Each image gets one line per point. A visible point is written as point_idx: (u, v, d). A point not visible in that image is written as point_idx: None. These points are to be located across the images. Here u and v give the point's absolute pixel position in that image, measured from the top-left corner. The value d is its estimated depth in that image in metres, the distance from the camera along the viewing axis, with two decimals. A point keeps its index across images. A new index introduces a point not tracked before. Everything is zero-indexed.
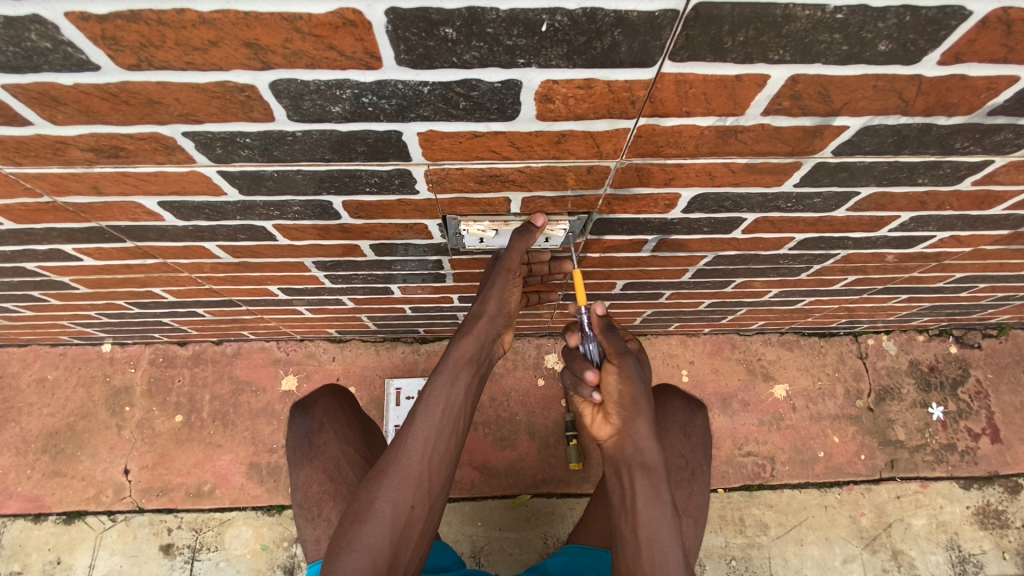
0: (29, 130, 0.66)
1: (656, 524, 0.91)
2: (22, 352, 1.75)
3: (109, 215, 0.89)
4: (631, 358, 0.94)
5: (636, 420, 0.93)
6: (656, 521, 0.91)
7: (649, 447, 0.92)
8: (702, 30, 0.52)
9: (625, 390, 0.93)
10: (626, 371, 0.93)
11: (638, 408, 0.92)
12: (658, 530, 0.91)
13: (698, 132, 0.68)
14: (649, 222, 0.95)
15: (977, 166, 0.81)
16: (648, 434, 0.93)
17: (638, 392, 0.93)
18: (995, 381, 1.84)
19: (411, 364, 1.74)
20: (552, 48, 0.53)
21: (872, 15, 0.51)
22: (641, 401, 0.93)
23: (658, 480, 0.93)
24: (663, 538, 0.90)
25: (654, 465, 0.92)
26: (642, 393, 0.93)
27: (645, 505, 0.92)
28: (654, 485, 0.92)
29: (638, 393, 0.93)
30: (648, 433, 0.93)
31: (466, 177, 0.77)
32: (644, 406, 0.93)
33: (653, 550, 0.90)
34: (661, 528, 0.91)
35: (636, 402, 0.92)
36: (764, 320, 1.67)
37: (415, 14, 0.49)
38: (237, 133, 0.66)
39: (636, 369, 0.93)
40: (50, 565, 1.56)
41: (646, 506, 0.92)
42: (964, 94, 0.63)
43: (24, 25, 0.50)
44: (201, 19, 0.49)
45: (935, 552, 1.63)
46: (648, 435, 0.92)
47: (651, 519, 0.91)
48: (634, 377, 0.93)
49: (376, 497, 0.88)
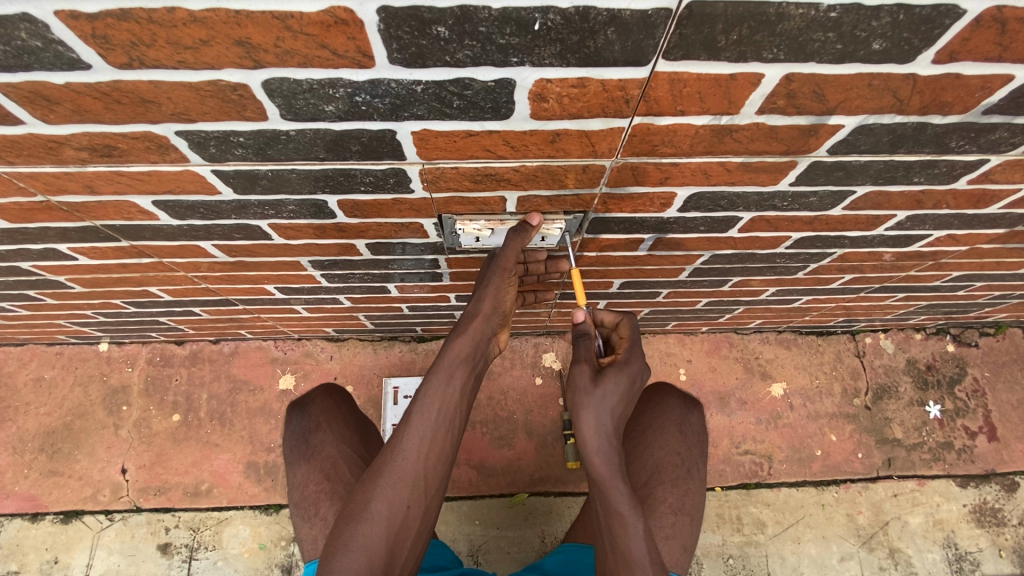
0: (21, 129, 0.65)
1: (614, 527, 0.94)
2: (18, 352, 1.74)
3: (103, 215, 0.89)
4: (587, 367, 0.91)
5: (578, 431, 0.91)
6: (614, 524, 0.94)
7: (596, 462, 0.90)
8: (695, 29, 0.52)
9: (569, 400, 0.92)
10: (577, 382, 0.91)
11: (579, 420, 0.90)
12: (618, 533, 0.93)
13: (693, 130, 0.68)
14: (645, 221, 0.95)
15: (974, 164, 0.80)
16: (591, 448, 0.90)
17: (582, 404, 0.89)
18: (992, 379, 1.84)
19: (408, 363, 1.74)
20: (545, 46, 0.53)
21: (865, 14, 0.51)
22: (582, 413, 0.89)
23: (610, 490, 0.91)
24: (625, 541, 0.93)
25: (601, 478, 0.91)
26: (584, 406, 0.89)
27: (603, 510, 0.94)
28: (607, 497, 0.92)
29: (582, 404, 0.89)
30: (595, 450, 0.90)
31: (461, 176, 0.77)
32: (587, 419, 0.89)
33: (616, 549, 0.94)
34: (620, 532, 0.93)
35: (576, 413, 0.90)
36: (762, 318, 1.67)
37: (407, 13, 0.49)
38: (230, 132, 0.66)
39: (586, 380, 0.90)
40: (47, 565, 1.55)
41: (604, 510, 0.95)
42: (959, 93, 0.63)
43: (14, 24, 0.49)
44: (192, 18, 0.49)
45: (931, 550, 1.64)
46: (592, 450, 0.90)
47: (611, 524, 0.94)
48: (580, 387, 0.90)
49: (372, 497, 0.88)
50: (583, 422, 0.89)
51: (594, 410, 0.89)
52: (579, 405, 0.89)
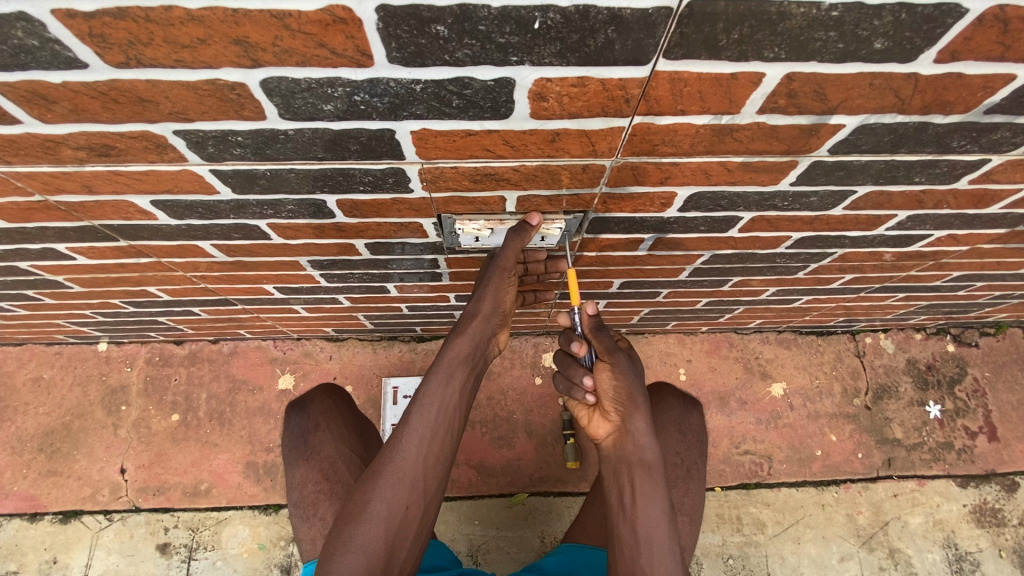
0: (18, 128, 0.65)
1: (654, 523, 0.91)
2: (17, 352, 1.74)
3: (101, 214, 0.89)
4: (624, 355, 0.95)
5: (631, 416, 0.93)
6: (652, 520, 0.91)
7: (648, 446, 0.93)
8: (696, 28, 0.51)
9: (620, 386, 0.93)
10: (621, 367, 0.94)
11: (634, 404, 0.93)
12: (655, 529, 0.90)
13: (694, 130, 0.68)
14: (646, 220, 0.95)
15: (975, 165, 0.80)
16: (645, 431, 0.93)
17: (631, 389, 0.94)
18: (992, 379, 1.84)
19: (408, 363, 1.73)
20: (545, 45, 0.53)
21: (868, 13, 0.51)
22: (637, 396, 0.93)
23: (655, 478, 0.93)
24: (662, 538, 0.90)
25: (651, 464, 0.92)
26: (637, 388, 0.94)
27: (644, 505, 0.91)
28: (652, 486, 0.92)
29: (635, 387, 0.94)
30: (644, 432, 0.93)
31: (460, 176, 0.77)
32: (640, 401, 0.94)
33: (652, 549, 0.90)
34: (661, 526, 0.91)
35: (630, 398, 0.93)
36: (762, 318, 1.67)
37: (406, 12, 0.49)
38: (227, 131, 0.66)
39: (630, 365, 0.95)
40: (46, 565, 1.55)
41: (643, 505, 0.92)
42: (960, 92, 0.63)
43: (11, 23, 0.49)
44: (189, 17, 0.49)
45: (932, 550, 1.63)
46: (645, 432, 0.93)
47: (649, 519, 0.91)
48: (629, 371, 0.94)
49: (371, 497, 0.88)
50: (636, 405, 0.93)
51: (641, 395, 0.94)
52: (630, 388, 0.94)
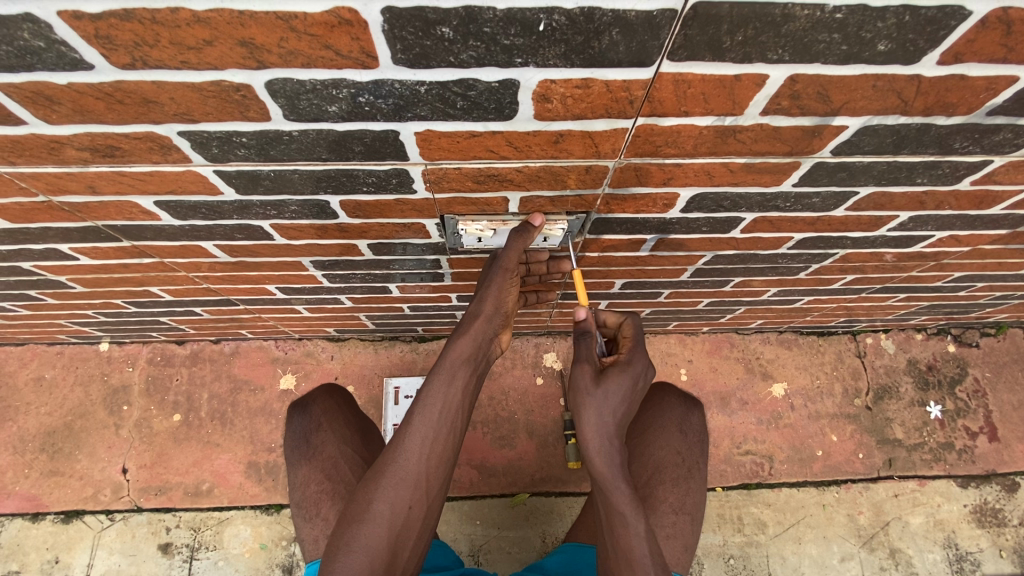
0: (23, 129, 0.65)
1: (616, 527, 0.93)
2: (19, 352, 1.74)
3: (105, 215, 0.89)
4: (589, 368, 0.91)
5: (579, 430, 0.92)
6: (615, 523, 0.93)
7: (599, 461, 0.91)
8: (700, 29, 0.52)
9: (570, 398, 0.92)
10: (578, 381, 0.91)
11: (580, 420, 0.90)
12: (620, 532, 0.93)
13: (697, 131, 0.68)
14: (648, 222, 0.95)
15: (977, 166, 0.80)
16: (593, 447, 0.91)
17: (582, 404, 0.90)
18: (993, 380, 1.84)
19: (409, 363, 1.74)
20: (550, 47, 0.53)
21: (872, 15, 0.51)
22: (584, 412, 0.90)
23: (610, 489, 0.92)
24: (625, 541, 0.92)
25: (601, 478, 0.91)
26: (586, 406, 0.89)
27: (605, 510, 0.94)
28: (607, 496, 0.92)
29: (584, 404, 0.90)
30: (594, 448, 0.91)
31: (463, 177, 0.77)
32: (588, 417, 0.90)
33: (617, 550, 0.94)
34: (622, 532, 0.93)
35: (576, 413, 0.91)
36: (763, 319, 1.67)
37: (411, 14, 0.49)
38: (232, 132, 0.66)
39: (587, 381, 0.90)
40: (48, 564, 1.55)
41: (604, 509, 0.94)
42: (963, 94, 0.63)
43: (17, 25, 0.49)
44: (196, 18, 0.49)
45: (932, 550, 1.64)
46: (593, 448, 0.91)
47: (610, 523, 0.94)
48: (582, 387, 0.91)
49: (374, 497, 0.88)
50: (583, 422, 0.90)
51: (594, 410, 0.89)
52: (580, 404, 0.90)
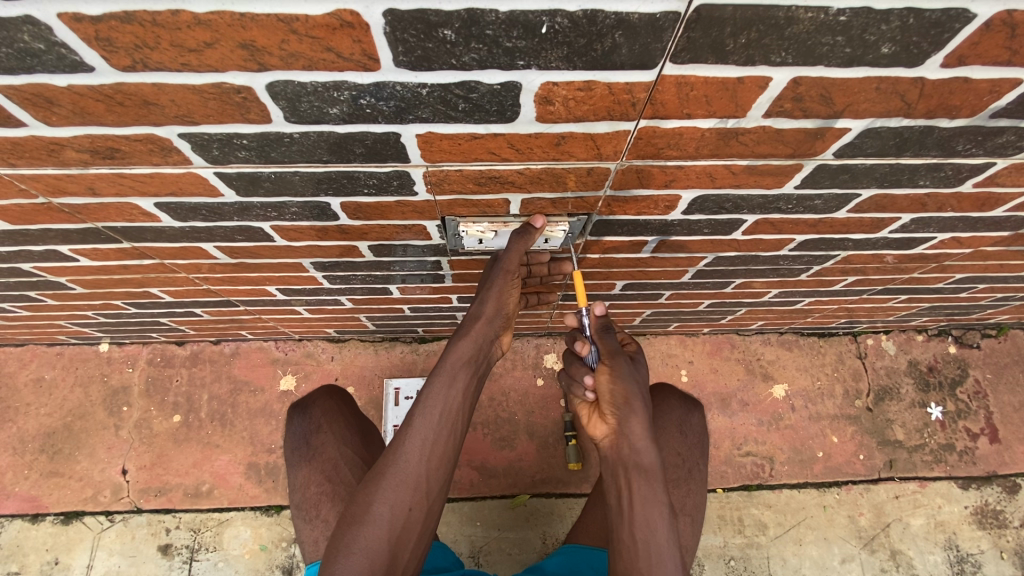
0: (23, 131, 0.65)
1: (653, 525, 0.90)
2: (18, 352, 1.74)
3: (105, 216, 0.89)
4: (625, 359, 0.96)
5: (629, 420, 0.93)
6: (649, 522, 0.91)
7: (645, 450, 0.92)
8: (704, 32, 0.51)
9: (617, 389, 0.94)
10: (620, 370, 0.94)
11: (631, 408, 0.93)
12: (655, 531, 0.90)
13: (699, 134, 0.68)
14: (649, 224, 0.95)
15: (979, 168, 0.80)
16: (642, 435, 0.92)
17: (630, 392, 0.93)
18: (994, 381, 1.84)
19: (409, 364, 1.73)
20: (552, 49, 0.53)
21: (875, 18, 0.51)
22: (634, 399, 0.93)
23: (653, 480, 0.92)
24: (660, 539, 0.90)
25: (646, 467, 0.92)
26: (637, 393, 0.93)
27: (642, 507, 0.91)
28: (649, 488, 0.92)
29: (631, 392, 0.93)
30: (642, 436, 0.92)
31: (464, 179, 0.76)
32: (638, 405, 0.93)
33: (650, 551, 0.89)
34: (659, 528, 0.90)
35: (628, 403, 0.93)
36: (764, 320, 1.67)
37: (413, 16, 0.49)
38: (233, 134, 0.66)
39: (629, 370, 0.95)
40: (48, 566, 1.55)
41: (640, 506, 0.91)
42: (966, 97, 0.63)
43: (17, 27, 0.49)
44: (196, 20, 0.49)
45: (933, 552, 1.63)
46: (642, 436, 0.92)
47: (648, 520, 0.91)
48: (628, 375, 0.94)
49: (373, 499, 0.88)
50: (635, 408, 0.92)
51: (639, 398, 0.93)
52: (629, 392, 0.93)
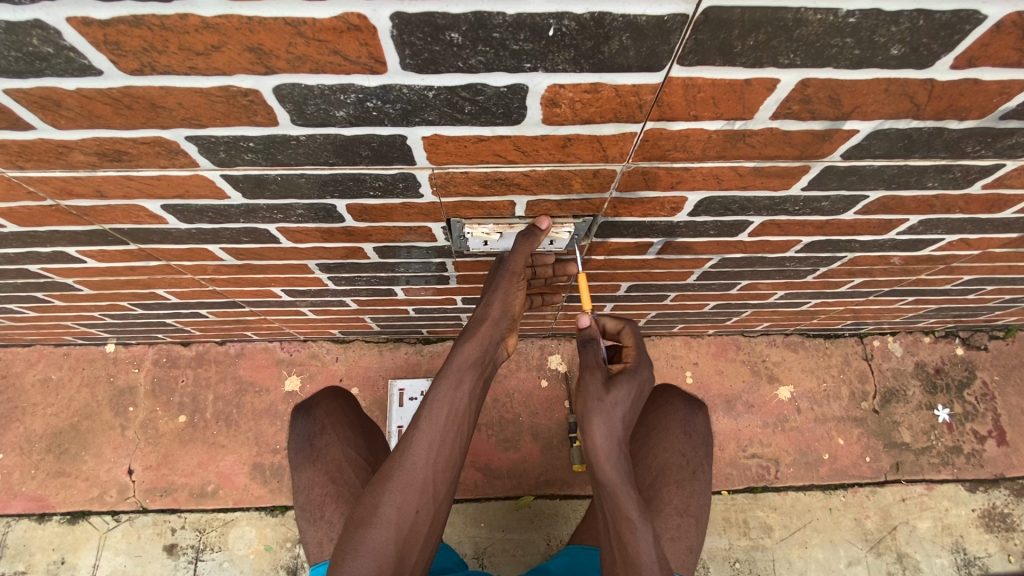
0: (32, 134, 0.65)
1: (624, 533, 0.93)
2: (25, 352, 1.75)
3: (112, 218, 0.89)
4: (599, 373, 0.92)
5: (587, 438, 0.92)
6: (624, 531, 0.93)
7: (605, 469, 0.91)
8: (712, 34, 0.51)
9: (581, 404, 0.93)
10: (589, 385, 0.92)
11: (588, 427, 0.91)
12: (628, 540, 0.92)
13: (706, 135, 0.67)
14: (655, 224, 0.94)
15: (988, 169, 0.79)
16: (601, 455, 0.91)
17: (591, 412, 0.91)
18: (1001, 383, 1.83)
19: (414, 365, 1.73)
20: (559, 52, 0.52)
21: (885, 19, 0.50)
22: (594, 419, 0.91)
23: (618, 495, 0.92)
24: (633, 547, 0.92)
25: (608, 485, 0.92)
26: (596, 412, 0.90)
27: (611, 517, 0.94)
28: (616, 504, 0.93)
29: (593, 411, 0.91)
30: (601, 455, 0.91)
31: (471, 181, 0.76)
32: (598, 426, 0.91)
33: (624, 558, 0.93)
34: (629, 539, 0.92)
35: (587, 420, 0.92)
36: (769, 321, 1.66)
37: (421, 19, 0.49)
38: (241, 136, 0.65)
39: (597, 387, 0.91)
40: (54, 565, 1.56)
41: (612, 516, 0.94)
42: (975, 98, 0.62)
43: (27, 30, 0.49)
44: (205, 24, 0.49)
45: (940, 555, 1.63)
46: (601, 456, 0.91)
47: (619, 529, 0.93)
48: (591, 392, 0.92)
49: (381, 501, 0.88)
50: (591, 429, 0.91)
51: (602, 417, 0.90)
52: (589, 410, 0.91)
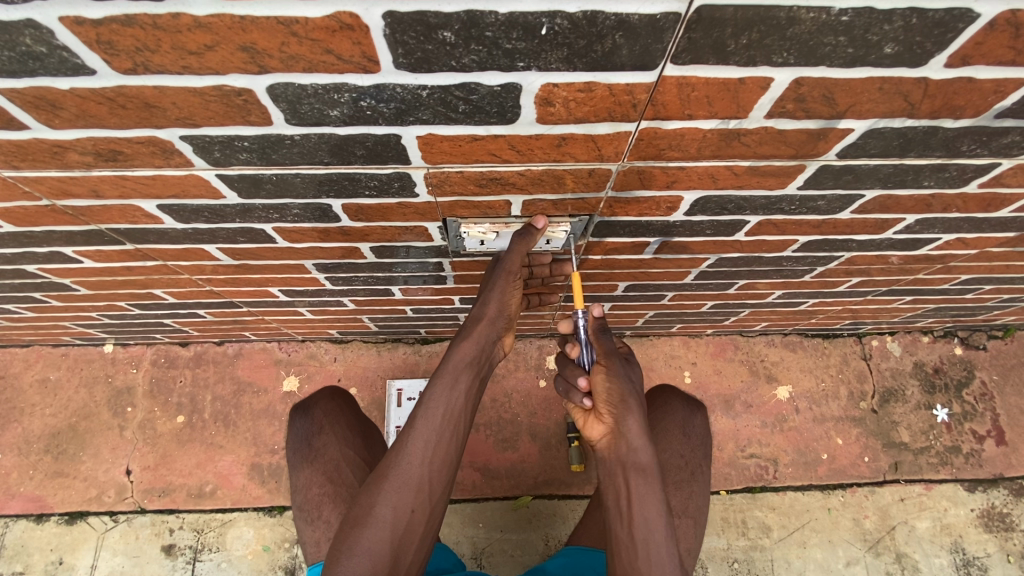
0: (27, 134, 0.65)
1: (652, 523, 0.91)
2: (23, 352, 1.75)
3: (108, 218, 0.89)
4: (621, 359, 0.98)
5: (625, 420, 0.94)
6: (651, 521, 0.92)
7: (642, 449, 0.93)
8: (704, 33, 0.51)
9: (614, 389, 0.95)
10: (617, 370, 0.96)
11: (627, 408, 0.93)
12: (655, 531, 0.91)
13: (700, 134, 0.67)
14: (651, 224, 0.94)
15: (984, 168, 0.79)
16: (637, 436, 0.93)
17: (626, 394, 0.94)
18: (1000, 383, 1.82)
19: (412, 365, 1.73)
20: (552, 51, 0.52)
21: (878, 18, 0.50)
22: (631, 400, 0.94)
23: (650, 480, 0.93)
24: (659, 538, 0.91)
25: (644, 466, 0.93)
26: (632, 393, 0.95)
27: (640, 506, 0.92)
28: (647, 490, 0.93)
29: (628, 392, 0.95)
30: (638, 436, 0.93)
31: (466, 180, 0.76)
32: (634, 406, 0.94)
33: (650, 551, 0.90)
34: (655, 528, 0.91)
35: (624, 402, 0.94)
36: (768, 321, 1.65)
37: (413, 18, 0.49)
38: (234, 136, 0.65)
39: (625, 370, 0.97)
40: (52, 566, 1.56)
41: (639, 506, 0.92)
42: (970, 97, 0.62)
43: (19, 30, 0.49)
44: (197, 23, 0.49)
45: (938, 555, 1.62)
46: (640, 437, 0.93)
47: (647, 520, 0.92)
48: (622, 375, 0.96)
49: (377, 501, 0.88)
50: (630, 408, 0.93)
51: (636, 397, 0.95)
52: (625, 391, 0.95)
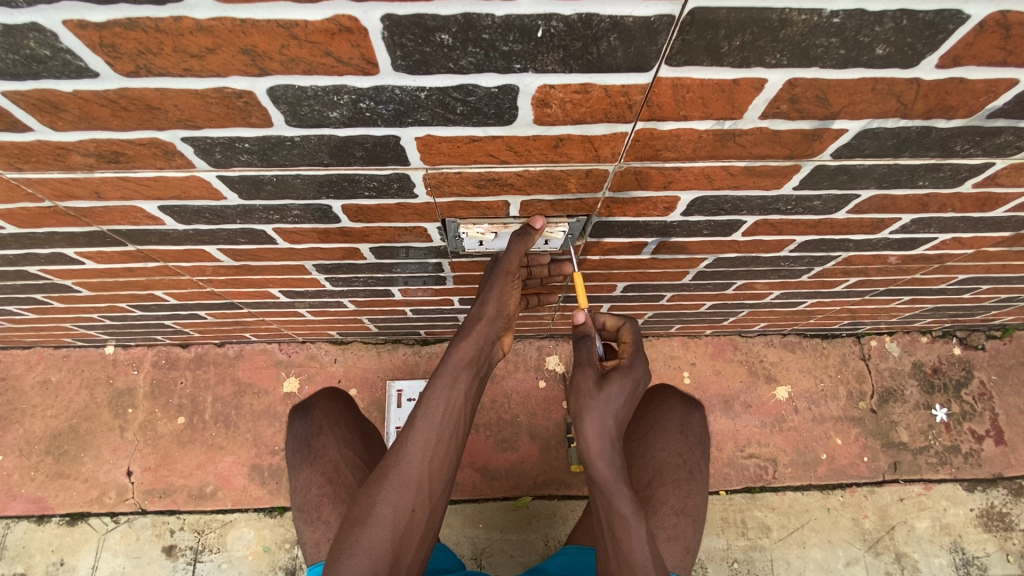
0: (30, 136, 0.66)
1: (617, 531, 0.94)
2: (25, 354, 1.76)
3: (110, 220, 0.90)
4: (591, 372, 0.93)
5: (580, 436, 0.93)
6: (617, 528, 0.94)
7: (598, 465, 0.92)
8: (698, 35, 0.52)
9: (574, 402, 0.93)
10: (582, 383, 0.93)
11: (582, 424, 0.92)
12: (623, 537, 0.94)
13: (696, 134, 0.68)
14: (648, 224, 0.95)
15: (979, 168, 0.80)
16: (595, 453, 0.92)
17: (584, 409, 0.92)
18: (999, 383, 1.83)
19: (412, 366, 1.74)
20: (548, 53, 0.53)
21: (869, 19, 0.51)
22: (587, 416, 0.91)
23: (612, 493, 0.93)
24: (628, 544, 0.93)
25: (603, 481, 0.92)
26: (588, 410, 0.91)
27: (605, 514, 0.95)
28: (609, 500, 0.94)
29: (586, 408, 0.91)
30: (594, 453, 0.92)
31: (464, 181, 0.77)
32: (590, 424, 0.91)
33: (619, 554, 0.94)
34: (620, 536, 0.94)
35: (581, 417, 0.92)
36: (767, 321, 1.66)
37: (411, 21, 0.49)
38: (235, 137, 0.66)
39: (589, 385, 0.92)
40: (53, 566, 1.56)
41: (605, 513, 0.95)
42: (963, 97, 0.63)
43: (23, 34, 0.50)
44: (198, 27, 0.50)
45: (938, 555, 1.63)
46: (595, 454, 0.92)
47: (612, 527, 0.95)
48: (584, 391, 0.92)
49: (377, 500, 0.88)
50: (584, 427, 0.91)
51: (594, 414, 0.91)
52: (582, 407, 0.92)
